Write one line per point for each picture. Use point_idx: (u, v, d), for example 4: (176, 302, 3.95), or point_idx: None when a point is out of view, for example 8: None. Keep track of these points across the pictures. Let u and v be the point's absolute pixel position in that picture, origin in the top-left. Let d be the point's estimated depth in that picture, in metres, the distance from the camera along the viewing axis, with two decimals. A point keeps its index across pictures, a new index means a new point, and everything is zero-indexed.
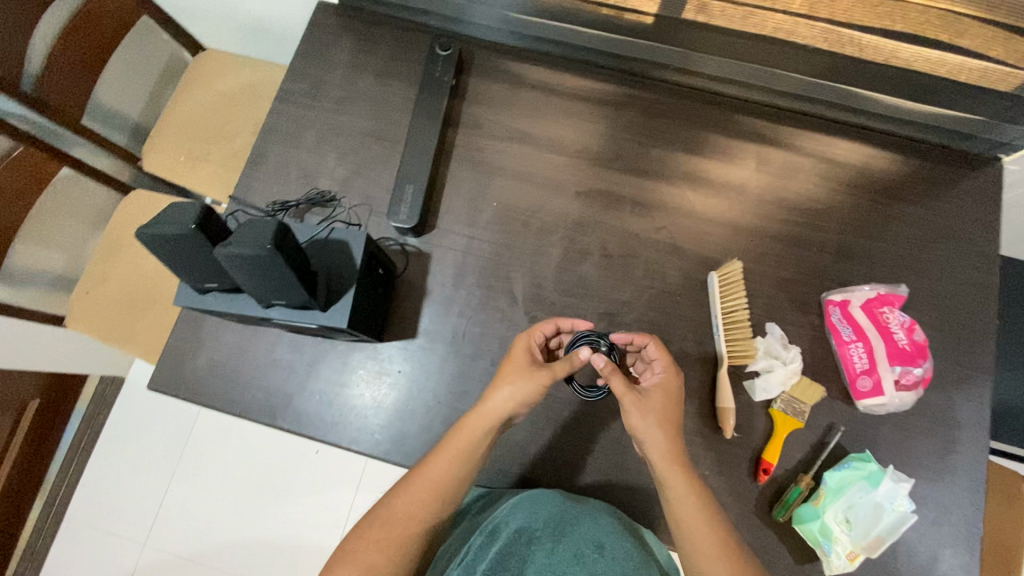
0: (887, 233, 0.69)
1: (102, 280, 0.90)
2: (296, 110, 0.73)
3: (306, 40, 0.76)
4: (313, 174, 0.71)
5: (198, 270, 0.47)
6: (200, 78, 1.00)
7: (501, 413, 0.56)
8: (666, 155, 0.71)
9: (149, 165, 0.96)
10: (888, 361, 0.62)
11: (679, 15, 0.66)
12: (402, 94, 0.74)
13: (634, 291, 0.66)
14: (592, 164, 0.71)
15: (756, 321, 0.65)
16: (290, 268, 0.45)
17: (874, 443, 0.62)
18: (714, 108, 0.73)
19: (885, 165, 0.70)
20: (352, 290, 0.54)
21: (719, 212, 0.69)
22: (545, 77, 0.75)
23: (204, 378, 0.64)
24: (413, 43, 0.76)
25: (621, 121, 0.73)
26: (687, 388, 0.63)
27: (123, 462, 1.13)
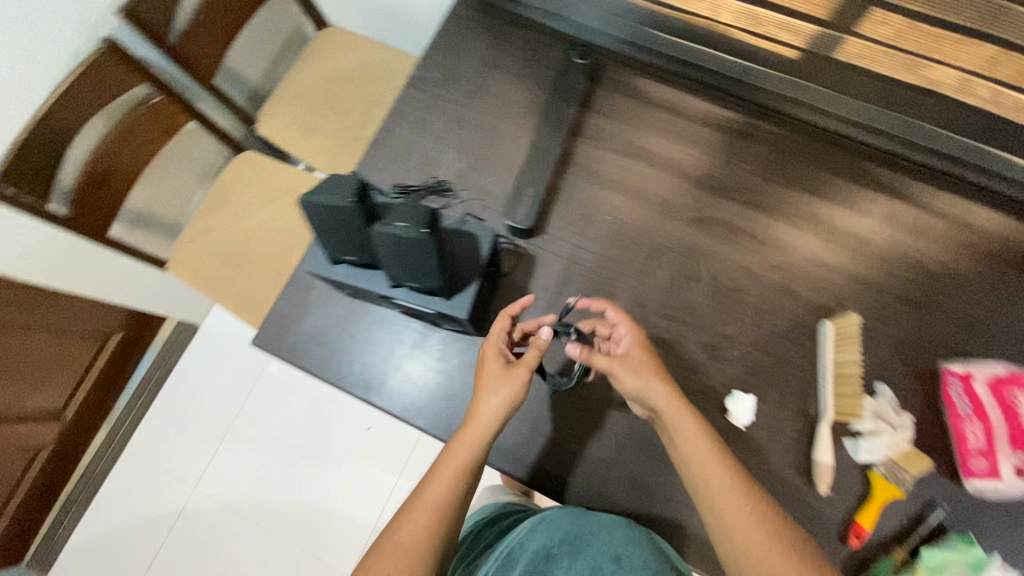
0: (1017, 310, 0.65)
1: (205, 231, 0.94)
2: (425, 97, 0.75)
3: (445, 32, 0.78)
4: (433, 161, 0.72)
5: (341, 242, 0.49)
6: (321, 51, 1.02)
7: (490, 421, 0.56)
8: (788, 194, 0.70)
9: (262, 128, 1.00)
10: (1010, 445, 0.58)
11: (832, 54, 0.63)
12: (529, 96, 0.75)
13: (741, 327, 0.65)
14: (711, 191, 0.70)
15: (864, 378, 0.63)
16: (435, 255, 0.46)
17: (976, 527, 0.59)
18: (844, 153, 0.71)
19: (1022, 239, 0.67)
20: (475, 285, 0.55)
21: (839, 261, 0.67)
22: (673, 98, 0.75)
23: (305, 343, 0.66)
24: (548, 48, 0.76)
25: (746, 153, 0.72)
26: (782, 435, 0.61)
27: (185, 405, 1.18)
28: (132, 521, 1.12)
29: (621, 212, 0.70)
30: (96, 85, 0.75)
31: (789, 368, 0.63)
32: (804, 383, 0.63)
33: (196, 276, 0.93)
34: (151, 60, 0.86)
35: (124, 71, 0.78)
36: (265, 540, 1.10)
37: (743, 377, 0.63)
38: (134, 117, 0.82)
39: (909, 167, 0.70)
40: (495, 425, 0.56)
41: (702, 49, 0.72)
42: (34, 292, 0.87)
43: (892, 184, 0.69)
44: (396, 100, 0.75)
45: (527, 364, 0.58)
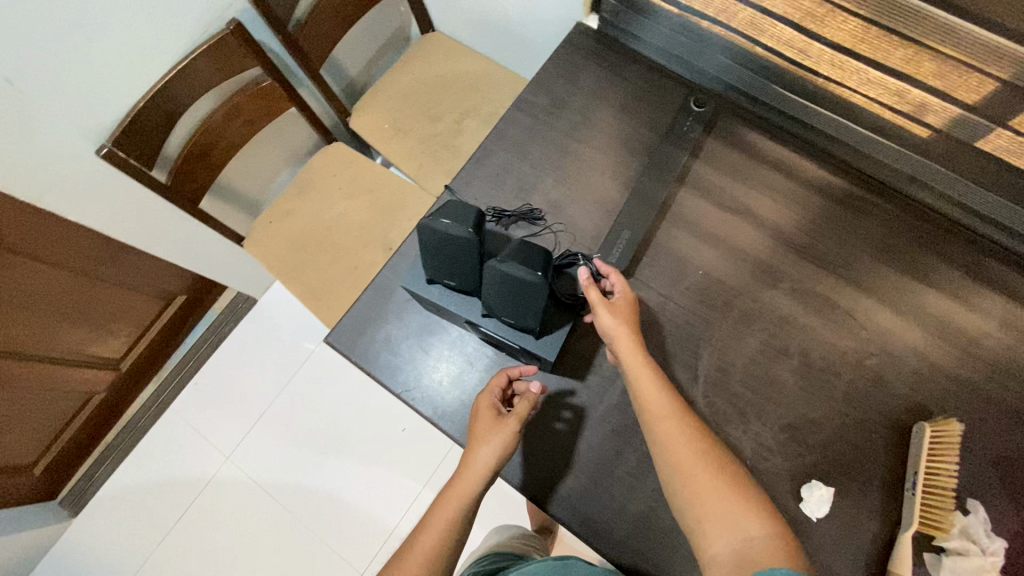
0: None
1: (286, 215, 0.96)
2: (530, 121, 0.74)
3: (559, 58, 0.77)
4: (529, 187, 0.71)
5: (444, 269, 0.50)
6: (425, 56, 1.03)
7: (480, 473, 0.55)
8: (895, 278, 0.66)
9: (356, 123, 1.01)
10: None
11: (972, 142, 0.60)
12: (635, 135, 0.73)
13: (826, 411, 0.61)
14: (812, 262, 0.67)
15: (959, 492, 0.58)
16: (543, 299, 0.46)
17: None
18: (961, 243, 0.66)
19: None
20: (567, 328, 0.58)
21: (943, 359, 0.63)
22: (784, 158, 0.72)
23: (376, 350, 0.65)
24: (662, 90, 0.75)
25: (856, 229, 0.68)
26: (857, 535, 0.58)
27: (231, 375, 1.20)
28: (163, 479, 1.15)
29: (714, 269, 0.67)
30: (214, 63, 0.77)
31: (874, 465, 0.59)
32: (889, 485, 0.59)
33: (269, 257, 0.94)
34: (267, 46, 0.88)
35: (243, 53, 0.80)
36: (285, 524, 1.11)
37: (822, 465, 0.60)
38: (243, 98, 0.84)
39: None
40: (484, 478, 0.55)
41: (826, 114, 0.69)
42: (118, 248, 0.90)
43: (1015, 285, 0.64)
44: (501, 119, 0.75)
45: (520, 417, 0.57)
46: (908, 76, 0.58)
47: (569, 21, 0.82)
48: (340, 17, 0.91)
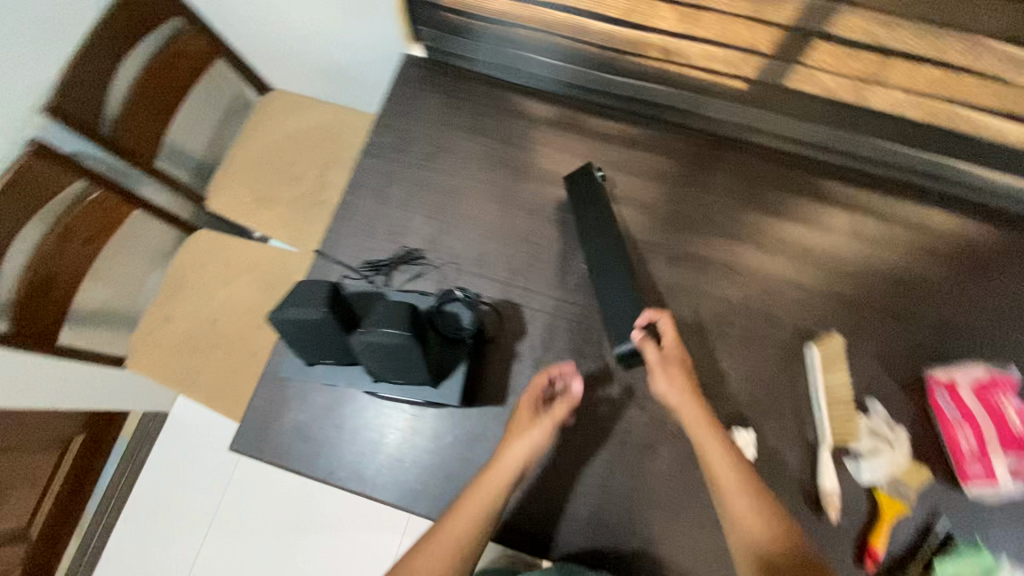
0: (982, 307, 0.68)
1: (165, 321, 0.90)
2: (383, 163, 0.73)
3: (394, 95, 0.76)
4: (400, 229, 0.70)
5: (314, 350, 0.49)
6: (268, 118, 0.99)
7: (507, 472, 0.56)
8: (756, 219, 0.71)
9: (215, 205, 0.96)
10: (1001, 447, 0.58)
11: (778, 80, 0.66)
12: (489, 151, 0.74)
13: (730, 361, 0.65)
14: (683, 226, 0.71)
15: (856, 395, 0.64)
16: (422, 353, 0.44)
17: (987, 532, 0.60)
18: (804, 172, 0.72)
19: (976, 237, 0.70)
20: (463, 366, 0.55)
21: (815, 280, 0.68)
22: (631, 134, 0.75)
23: (287, 442, 0.62)
24: (501, 101, 0.76)
25: (711, 184, 0.72)
26: (787, 466, 0.61)
27: (162, 502, 1.11)
28: None
29: None
30: (26, 192, 0.70)
31: (783, 396, 0.64)
32: (800, 409, 0.63)
33: (159, 371, 0.88)
34: (85, 154, 0.81)
35: (57, 173, 0.73)
36: None
37: (739, 412, 0.63)
38: (71, 217, 0.77)
39: (867, 179, 0.71)
40: (514, 472, 0.56)
41: (656, 86, 0.73)
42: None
43: (852, 197, 0.71)
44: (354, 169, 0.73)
45: (557, 417, 0.59)
46: (709, 34, 0.63)
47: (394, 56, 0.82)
48: (158, 103, 0.85)
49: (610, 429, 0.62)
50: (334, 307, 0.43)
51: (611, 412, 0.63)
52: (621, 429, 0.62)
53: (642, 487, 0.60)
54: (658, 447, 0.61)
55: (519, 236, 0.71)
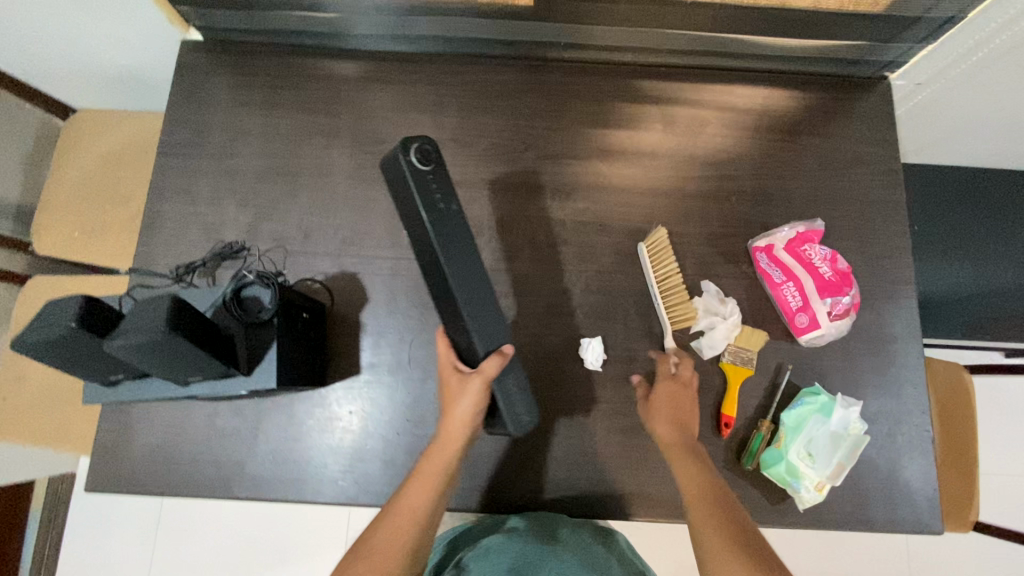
0: (796, 169, 0.71)
1: (19, 381, 0.84)
2: (183, 162, 0.69)
3: (179, 87, 0.71)
4: (216, 226, 0.67)
5: (97, 366, 0.50)
6: (77, 143, 0.92)
7: (458, 432, 0.55)
8: (574, 135, 0.71)
9: (42, 249, 0.89)
10: (819, 295, 0.64)
11: None
12: (294, 124, 0.70)
13: (571, 277, 0.67)
14: (504, 156, 0.70)
15: (691, 280, 0.68)
16: (191, 343, 0.47)
17: (823, 375, 0.66)
18: (612, 78, 0.72)
19: (782, 104, 0.73)
20: (273, 347, 0.56)
21: (638, 181, 0.70)
22: (437, 76, 0.72)
23: (145, 466, 0.61)
24: (295, 69, 0.72)
25: (523, 109, 0.71)
26: (638, 362, 0.65)
27: (94, 559, 1.07)
28: None
29: None
30: None
31: (624, 299, 0.66)
32: (642, 307, 0.66)
33: (28, 432, 0.83)
34: None
35: None
36: None
37: (587, 324, 0.66)
38: None
39: (670, 71, 0.73)
40: (467, 424, 0.55)
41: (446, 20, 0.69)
42: None
43: (660, 92, 0.72)
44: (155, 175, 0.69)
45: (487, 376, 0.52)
46: None
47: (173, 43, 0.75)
48: None
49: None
50: (85, 322, 0.44)
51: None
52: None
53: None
54: None
55: (344, 204, 0.68)
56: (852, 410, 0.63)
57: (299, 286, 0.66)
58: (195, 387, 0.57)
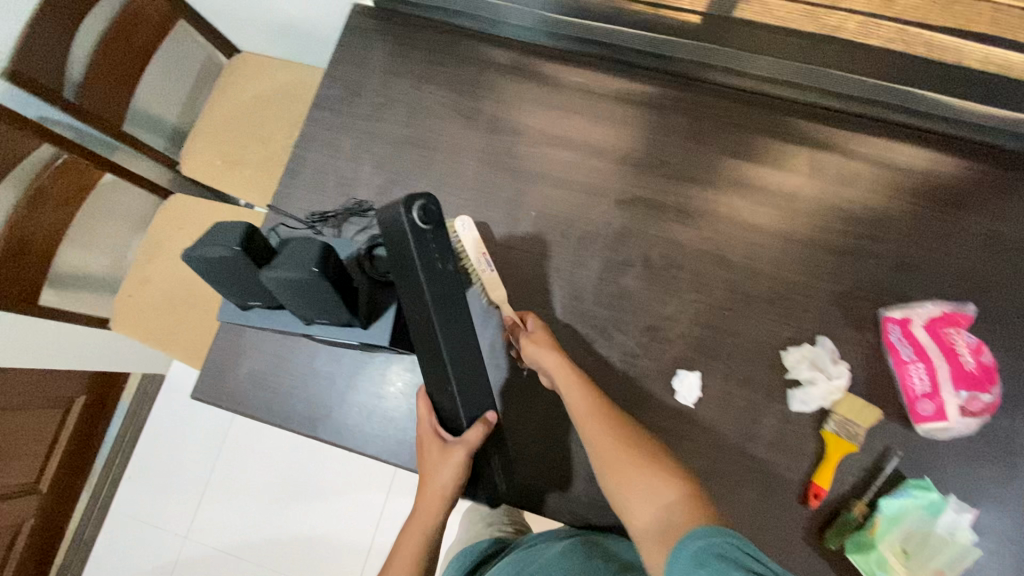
0: (952, 244, 0.65)
1: (145, 283, 0.93)
2: (333, 116, 0.73)
3: (343, 46, 0.75)
4: (350, 181, 0.71)
5: (240, 289, 0.53)
6: (236, 81, 1.00)
7: (435, 500, 0.58)
8: (712, 161, 0.68)
9: (187, 168, 0.98)
10: (952, 385, 0.59)
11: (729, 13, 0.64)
12: (439, 100, 0.73)
13: (679, 305, 0.65)
14: (636, 169, 0.69)
15: (806, 336, 0.64)
16: (333, 290, 0.48)
17: (936, 472, 0.60)
18: (766, 111, 0.69)
19: (950, 171, 0.66)
20: (393, 308, 0.57)
21: (770, 221, 0.66)
22: (584, 78, 0.72)
23: (245, 388, 0.66)
24: (451, 47, 0.74)
25: (665, 126, 0.70)
26: (731, 407, 0.62)
27: (164, 457, 1.17)
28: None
29: (547, 206, 0.69)
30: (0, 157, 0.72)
31: (730, 339, 0.64)
32: (747, 351, 0.64)
33: (143, 331, 0.91)
34: (52, 118, 0.84)
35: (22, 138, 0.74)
36: None
37: (686, 356, 0.64)
38: (42, 181, 0.79)
39: (830, 114, 0.68)
40: (445, 492, 0.58)
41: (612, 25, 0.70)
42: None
43: (815, 133, 0.68)
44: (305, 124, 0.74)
45: (465, 447, 0.56)
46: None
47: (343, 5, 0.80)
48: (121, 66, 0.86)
49: None
50: (247, 248, 0.46)
51: None
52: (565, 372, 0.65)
53: None
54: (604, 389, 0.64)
55: (470, 185, 0.70)
56: (961, 516, 0.57)
57: None
58: (315, 329, 0.58)
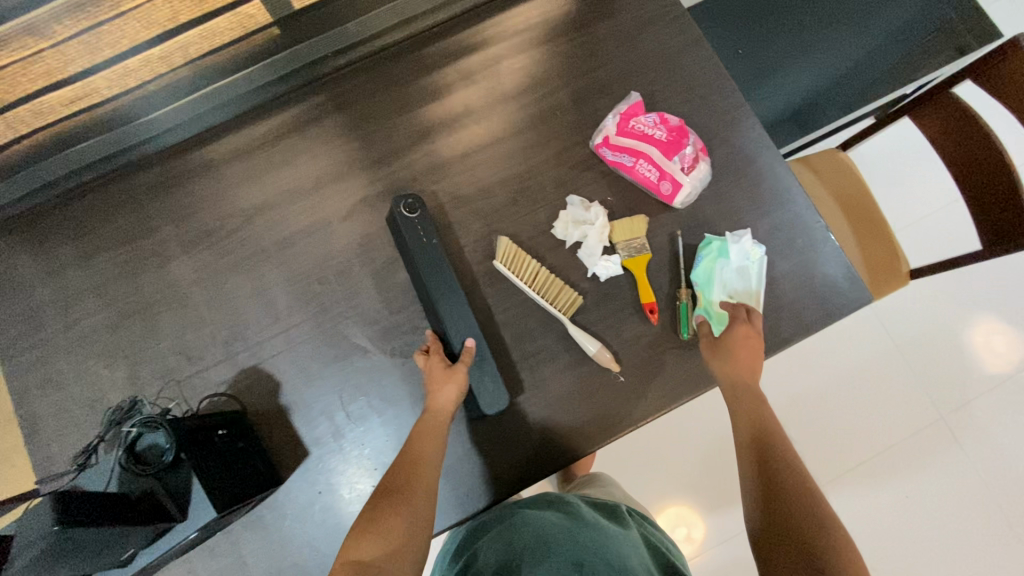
0: (714, 119, 0.82)
1: None
2: (194, 261, 0.77)
3: (158, 196, 0.79)
4: (244, 311, 0.76)
5: (99, 552, 0.55)
6: None
7: (439, 411, 0.68)
8: (524, 141, 0.81)
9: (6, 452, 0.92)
10: (667, 158, 0.77)
11: (444, 53, 0.83)
12: (280, 198, 0.79)
13: (561, 269, 0.78)
14: (470, 180, 0.80)
15: (666, 241, 0.78)
16: (89, 527, 0.50)
17: (792, 277, 0.77)
18: (535, 88, 0.83)
19: (681, 72, 0.83)
20: (195, 479, 0.59)
21: (590, 172, 0.80)
22: (384, 129, 0.81)
23: (245, 557, 0.68)
24: (255, 144, 0.80)
25: (471, 138, 0.81)
26: (642, 321, 0.76)
27: None
28: None
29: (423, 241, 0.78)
30: None
31: (612, 277, 0.77)
32: (631, 278, 0.77)
33: None
34: None
35: None
36: None
37: (588, 304, 0.76)
38: None
39: (580, 70, 0.83)
40: (447, 403, 0.68)
41: (381, 91, 0.82)
42: None
43: (584, 85, 0.83)
44: (172, 282, 0.77)
45: (464, 361, 0.70)
46: (389, 60, 0.83)
47: (119, 148, 0.77)
48: None
49: (498, 368, 0.75)
50: (66, 520, 0.49)
51: (492, 355, 0.75)
52: (498, 357, 0.75)
53: (542, 395, 0.74)
54: (543, 360, 0.75)
55: (348, 258, 0.78)
56: (745, 240, 0.76)
57: (329, 340, 0.75)
58: (137, 562, 0.60)
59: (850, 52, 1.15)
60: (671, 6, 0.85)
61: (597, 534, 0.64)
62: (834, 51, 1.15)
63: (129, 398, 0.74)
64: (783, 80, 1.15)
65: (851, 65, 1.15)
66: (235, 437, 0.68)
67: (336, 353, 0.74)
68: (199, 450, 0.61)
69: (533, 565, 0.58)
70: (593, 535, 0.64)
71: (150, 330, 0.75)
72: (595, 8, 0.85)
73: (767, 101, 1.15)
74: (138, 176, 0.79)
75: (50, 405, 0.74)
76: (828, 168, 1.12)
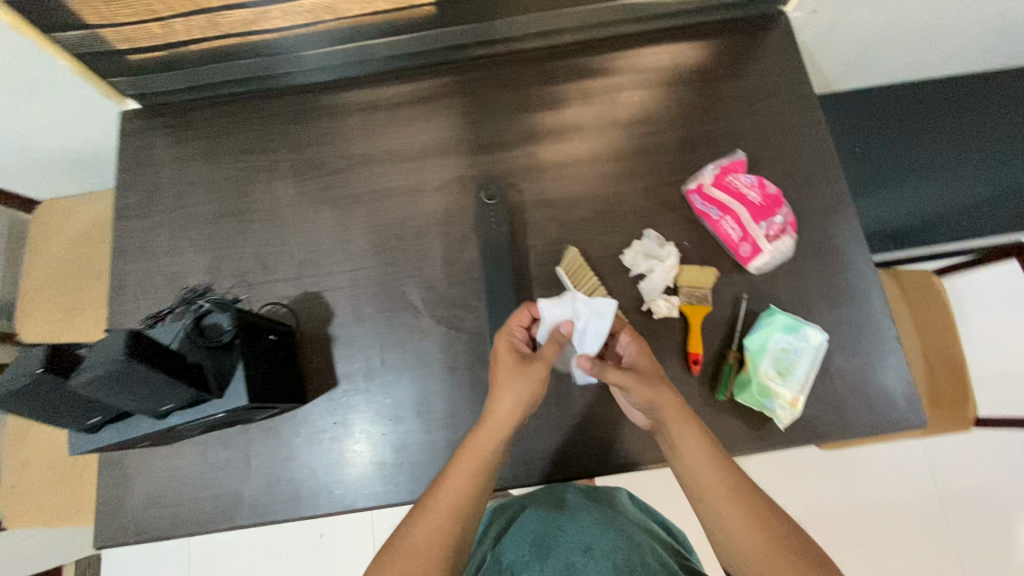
0: (810, 199, 0.82)
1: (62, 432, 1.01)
2: (297, 187, 0.85)
3: (285, 122, 0.87)
4: (325, 242, 0.82)
5: (150, 397, 0.61)
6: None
7: (503, 422, 0.66)
8: (620, 167, 0.84)
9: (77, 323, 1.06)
10: (754, 221, 0.77)
11: (571, 69, 0.88)
12: (387, 154, 0.86)
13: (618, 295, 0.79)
14: (560, 188, 0.84)
15: (728, 299, 0.78)
16: (149, 369, 0.56)
17: (847, 372, 0.75)
18: (645, 123, 0.86)
19: (790, 146, 0.84)
20: (240, 366, 0.65)
21: (674, 213, 0.82)
22: (496, 121, 0.87)
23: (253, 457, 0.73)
24: (381, 103, 0.88)
25: (571, 152, 0.85)
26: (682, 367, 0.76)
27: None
28: None
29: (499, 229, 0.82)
30: None
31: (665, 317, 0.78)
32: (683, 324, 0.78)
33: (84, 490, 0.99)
34: None
35: None
36: None
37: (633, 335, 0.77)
38: None
39: (693, 119, 0.86)
40: (509, 414, 0.66)
41: (505, 87, 0.88)
42: None
43: (693, 132, 0.85)
44: (273, 199, 0.85)
45: (546, 357, 0.68)
46: (520, 63, 0.89)
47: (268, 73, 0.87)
48: None
49: None
50: (133, 353, 0.55)
51: None
52: None
53: (563, 404, 0.75)
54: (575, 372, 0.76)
55: (428, 223, 0.83)
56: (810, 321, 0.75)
57: (386, 290, 0.80)
58: (174, 419, 0.65)
59: (976, 185, 1.11)
60: (798, 84, 0.86)
61: (598, 517, 0.73)
62: (956, 180, 1.11)
63: (205, 284, 0.82)
64: (895, 193, 1.12)
65: (974, 199, 1.11)
66: (281, 346, 0.73)
67: (389, 303, 0.79)
68: (251, 345, 0.67)
69: (547, 556, 0.67)
70: (595, 515, 0.74)
71: (240, 233, 0.83)
72: (724, 66, 0.88)
73: (872, 209, 1.13)
74: (277, 101, 0.88)
75: (140, 270, 0.83)
76: (912, 297, 1.07)
